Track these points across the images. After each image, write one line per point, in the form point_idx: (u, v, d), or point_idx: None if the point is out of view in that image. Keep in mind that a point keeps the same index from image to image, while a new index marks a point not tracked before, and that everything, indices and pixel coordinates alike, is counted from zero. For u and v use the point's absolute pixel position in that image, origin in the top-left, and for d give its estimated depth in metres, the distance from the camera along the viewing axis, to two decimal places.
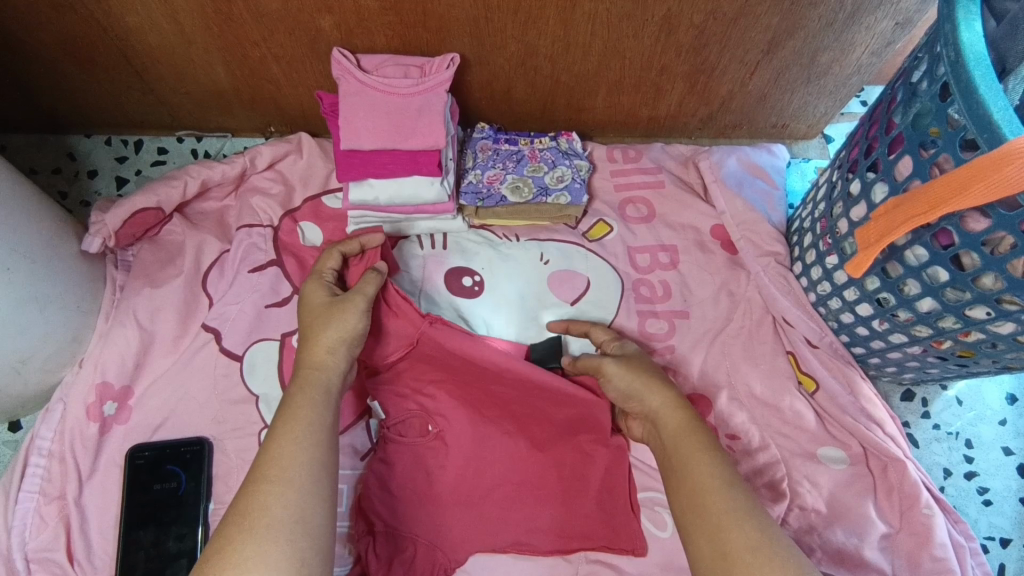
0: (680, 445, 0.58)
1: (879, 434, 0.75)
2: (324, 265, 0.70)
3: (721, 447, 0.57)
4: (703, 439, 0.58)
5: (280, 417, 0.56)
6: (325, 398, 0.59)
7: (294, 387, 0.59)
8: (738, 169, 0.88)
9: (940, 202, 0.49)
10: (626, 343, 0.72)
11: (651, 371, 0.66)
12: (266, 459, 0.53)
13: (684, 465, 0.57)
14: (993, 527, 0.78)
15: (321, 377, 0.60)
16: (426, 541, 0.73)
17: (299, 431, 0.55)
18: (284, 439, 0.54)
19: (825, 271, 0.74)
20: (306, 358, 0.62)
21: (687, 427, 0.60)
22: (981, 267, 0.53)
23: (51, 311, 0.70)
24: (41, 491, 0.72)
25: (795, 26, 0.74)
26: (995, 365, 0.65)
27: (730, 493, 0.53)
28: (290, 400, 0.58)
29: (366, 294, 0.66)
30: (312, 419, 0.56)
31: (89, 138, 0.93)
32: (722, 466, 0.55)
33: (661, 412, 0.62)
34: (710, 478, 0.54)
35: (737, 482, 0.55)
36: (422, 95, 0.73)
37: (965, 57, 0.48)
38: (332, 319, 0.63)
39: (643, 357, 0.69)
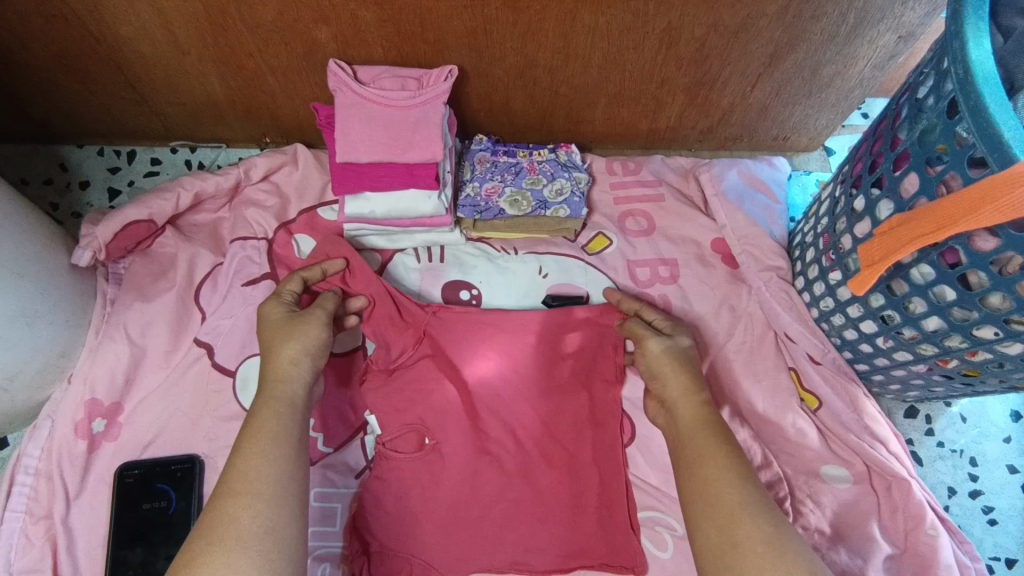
0: (699, 440, 0.59)
1: (882, 452, 0.74)
2: (284, 287, 0.71)
3: (737, 444, 0.59)
4: (719, 435, 0.59)
5: (250, 426, 0.56)
6: (290, 409, 0.58)
7: (258, 403, 0.58)
8: (739, 182, 0.87)
9: (947, 221, 0.47)
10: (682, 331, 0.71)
11: (685, 370, 0.65)
12: (233, 474, 0.52)
13: (699, 461, 0.57)
14: (998, 547, 0.76)
15: (284, 389, 0.59)
16: (421, 561, 0.71)
17: (264, 442, 0.54)
18: (251, 453, 0.53)
19: (828, 286, 0.73)
20: (273, 374, 0.61)
21: (702, 419, 0.61)
22: (989, 287, 0.52)
23: (39, 326, 0.68)
24: (28, 510, 0.70)
25: (796, 39, 0.73)
26: (1002, 384, 0.63)
27: (743, 487, 0.54)
28: (256, 411, 0.57)
29: (325, 308, 0.68)
30: (276, 430, 0.56)
31: (80, 148, 0.91)
32: (735, 462, 0.56)
33: (678, 402, 0.64)
34: (721, 471, 0.56)
35: (749, 476, 0.55)
36: (420, 107, 0.72)
37: (973, 75, 0.47)
38: (294, 332, 0.63)
39: (691, 355, 0.68)
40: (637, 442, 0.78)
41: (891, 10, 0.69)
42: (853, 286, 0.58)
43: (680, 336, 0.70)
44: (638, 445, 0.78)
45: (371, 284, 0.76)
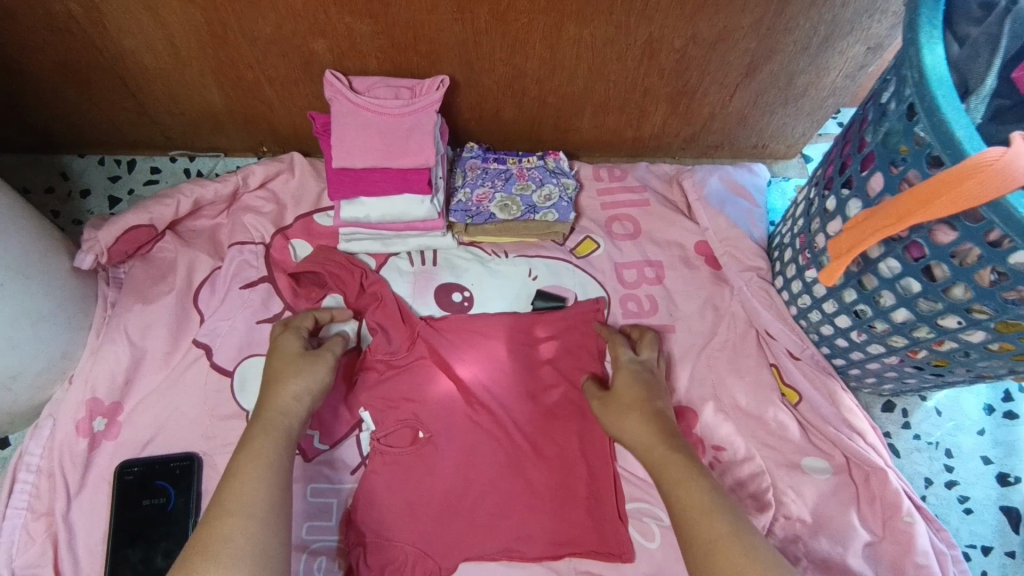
0: (671, 462, 0.62)
1: (860, 443, 0.77)
2: (298, 323, 0.74)
3: (705, 468, 0.61)
4: (689, 462, 0.61)
5: (244, 443, 0.59)
6: (282, 428, 0.62)
7: (251, 431, 0.61)
8: (721, 187, 0.91)
9: (907, 215, 0.50)
10: (630, 370, 0.73)
11: (638, 405, 0.69)
12: (227, 493, 0.55)
13: (674, 485, 0.60)
14: (975, 536, 0.79)
15: (281, 420, 0.62)
16: (418, 549, 0.74)
17: (259, 460, 0.58)
18: (249, 470, 0.57)
19: (805, 285, 0.77)
20: (269, 403, 0.64)
21: (673, 448, 0.63)
22: (951, 279, 0.54)
23: (42, 327, 0.70)
24: (29, 507, 0.72)
25: (771, 50, 0.77)
26: (969, 374, 0.66)
27: (722, 516, 0.56)
28: (250, 430, 0.61)
29: (334, 352, 0.71)
30: (271, 447, 0.59)
31: (81, 158, 0.93)
32: (712, 488, 0.59)
33: (639, 441, 0.66)
34: (700, 499, 0.58)
35: (727, 502, 0.58)
36: (413, 115, 0.75)
37: (928, 79, 0.50)
38: (302, 369, 0.67)
39: (642, 395, 0.70)
40: None
41: (859, 23, 0.73)
42: (825, 277, 0.60)
43: (625, 374, 0.73)
44: None
45: (382, 289, 0.83)
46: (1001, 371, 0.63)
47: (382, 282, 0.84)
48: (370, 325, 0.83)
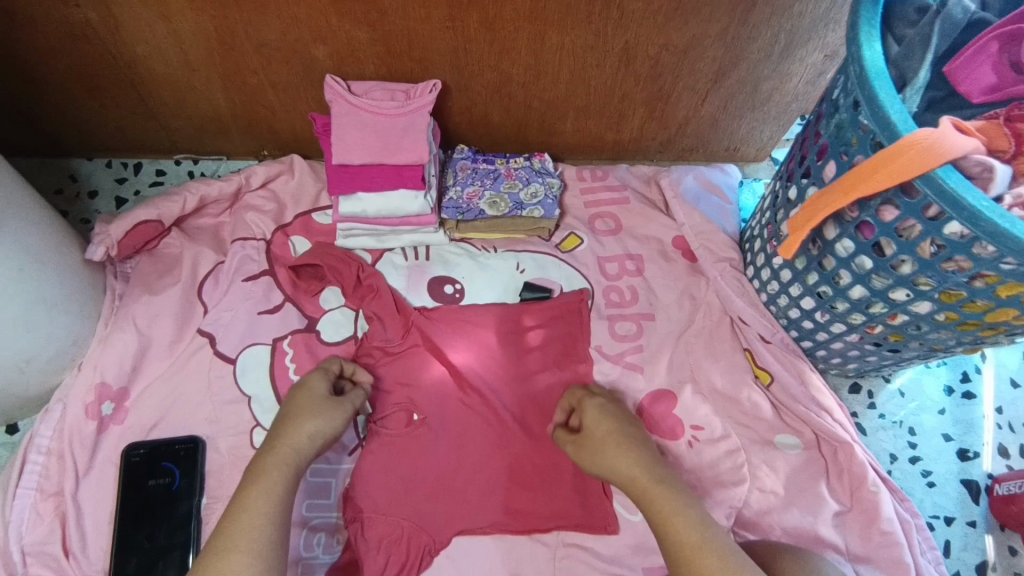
0: (656, 496, 0.66)
1: (828, 419, 0.82)
2: (330, 364, 0.79)
3: (692, 502, 0.66)
4: (675, 496, 0.65)
5: (248, 486, 0.63)
6: (284, 469, 0.65)
7: (259, 466, 0.65)
8: (695, 186, 0.97)
9: (852, 189, 0.55)
10: (598, 412, 0.76)
11: (612, 441, 0.71)
12: (235, 527, 0.60)
13: (662, 522, 0.64)
14: (938, 507, 0.84)
15: (291, 455, 0.67)
16: (412, 524, 0.78)
17: (264, 503, 0.62)
18: (254, 511, 0.61)
19: (774, 272, 0.82)
20: (283, 438, 0.68)
21: (656, 481, 0.67)
22: (898, 253, 0.60)
23: (56, 314, 0.74)
24: (38, 488, 0.75)
25: (737, 58, 0.83)
26: (922, 348, 0.71)
27: (707, 551, 0.61)
28: (251, 472, 0.65)
29: (354, 404, 0.76)
30: (274, 490, 0.63)
31: (89, 161, 0.98)
32: (697, 523, 0.63)
33: (618, 473, 0.69)
34: (688, 534, 0.62)
35: (713, 535, 0.62)
36: (408, 115, 0.80)
37: (868, 71, 0.56)
38: (322, 413, 0.71)
39: (615, 430, 0.73)
40: None
41: (816, 31, 0.80)
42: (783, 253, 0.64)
43: (591, 415, 0.76)
44: None
45: (379, 282, 0.88)
46: (951, 343, 0.68)
47: (378, 276, 0.88)
48: (368, 315, 0.88)
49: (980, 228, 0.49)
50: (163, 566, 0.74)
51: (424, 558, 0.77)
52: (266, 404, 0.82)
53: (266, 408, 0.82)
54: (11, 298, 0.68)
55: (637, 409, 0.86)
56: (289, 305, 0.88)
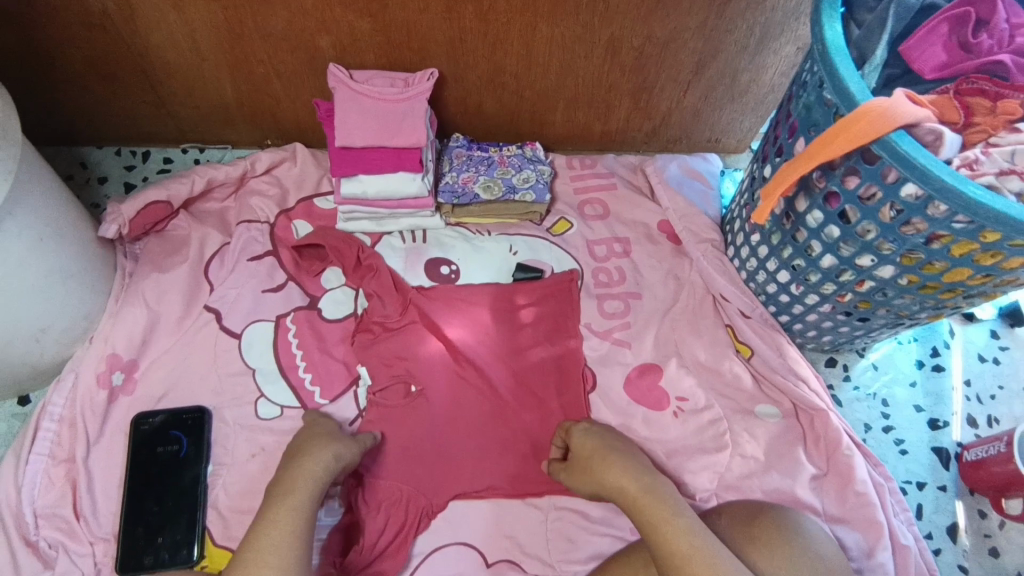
0: (645, 505, 0.70)
1: (805, 389, 0.86)
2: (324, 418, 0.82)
3: (682, 505, 0.69)
4: (667, 502, 0.69)
5: (273, 506, 0.68)
6: (309, 489, 0.70)
7: (284, 485, 0.70)
8: (679, 173, 1.02)
9: (816, 155, 0.59)
10: (587, 434, 0.80)
11: (607, 457, 0.76)
12: (263, 543, 0.65)
13: (655, 527, 0.68)
14: (910, 473, 0.89)
15: (314, 474, 0.71)
16: (411, 488, 0.82)
17: (292, 521, 0.67)
18: (280, 528, 0.66)
19: (752, 250, 0.87)
20: (305, 461, 0.72)
21: (649, 490, 0.71)
22: (861, 219, 0.65)
23: (71, 286, 0.78)
24: (51, 454, 0.79)
25: (716, 49, 0.89)
26: (889, 315, 0.76)
27: (701, 550, 0.65)
28: (275, 493, 0.69)
29: (365, 441, 0.80)
30: (301, 508, 0.68)
31: (99, 149, 1.02)
32: (690, 525, 0.67)
33: (614, 485, 0.73)
34: (683, 536, 0.66)
35: (704, 534, 0.66)
36: (406, 101, 0.85)
37: (829, 50, 0.61)
38: (337, 442, 0.76)
39: (606, 447, 0.77)
40: (599, 390, 0.90)
41: (788, 25, 0.85)
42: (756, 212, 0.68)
43: (577, 440, 0.80)
44: (600, 393, 0.89)
45: (380, 264, 0.91)
46: (914, 309, 0.73)
47: (377, 258, 0.91)
48: (367, 292, 0.91)
49: (932, 186, 0.54)
50: (170, 529, 0.76)
51: (423, 521, 0.81)
52: (270, 376, 0.86)
53: (270, 380, 0.86)
54: (31, 267, 0.72)
55: (625, 382, 0.90)
56: (292, 284, 0.92)
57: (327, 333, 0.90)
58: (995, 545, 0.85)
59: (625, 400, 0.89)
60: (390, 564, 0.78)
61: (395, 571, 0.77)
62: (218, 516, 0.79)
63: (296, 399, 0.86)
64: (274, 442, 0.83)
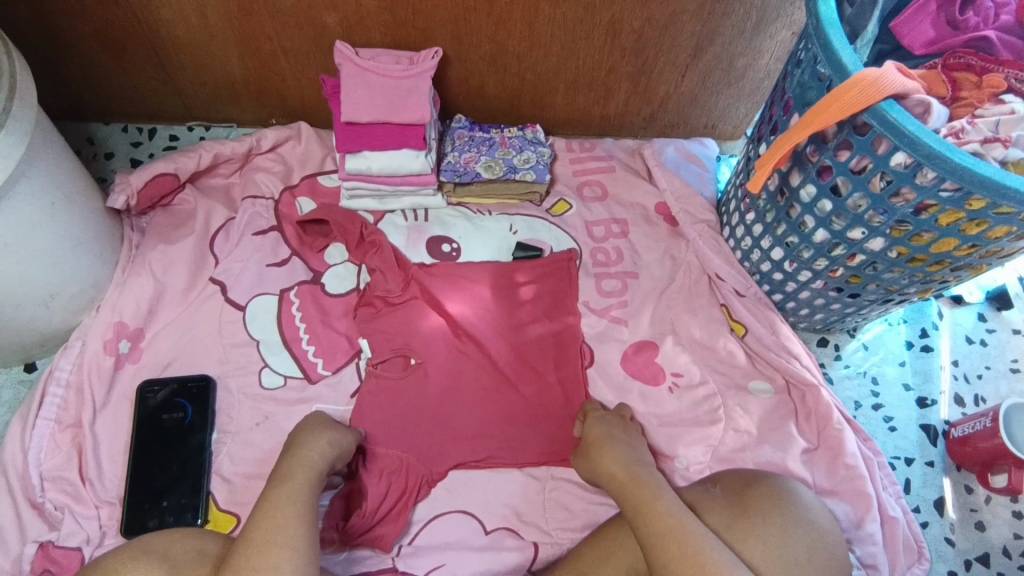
0: (630, 489, 0.72)
1: (797, 365, 0.88)
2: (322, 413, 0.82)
3: (664, 486, 0.71)
4: (650, 483, 0.71)
5: (272, 490, 0.65)
6: (309, 471, 0.68)
7: (283, 471, 0.68)
8: (676, 156, 1.05)
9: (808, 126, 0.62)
10: (599, 421, 0.82)
11: (609, 444, 0.78)
12: (267, 524, 0.62)
13: (638, 507, 0.69)
14: (899, 449, 0.91)
15: (312, 458, 0.70)
16: (411, 458, 0.83)
17: (293, 501, 0.65)
18: (284, 509, 0.64)
19: (747, 228, 0.90)
20: (301, 447, 0.71)
21: (636, 476, 0.73)
22: (852, 191, 0.67)
23: (79, 253, 0.80)
24: (57, 418, 0.80)
25: (714, 33, 0.91)
26: (879, 290, 0.78)
27: (683, 525, 0.66)
28: (274, 478, 0.67)
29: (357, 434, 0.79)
30: (301, 489, 0.66)
31: (106, 126, 1.04)
32: (673, 503, 0.68)
33: (610, 468, 0.75)
34: (665, 511, 0.67)
35: (682, 510, 0.68)
36: (411, 78, 0.87)
37: (823, 24, 0.64)
38: (331, 429, 0.75)
39: (610, 436, 0.79)
40: (596, 366, 0.91)
41: (784, 9, 0.88)
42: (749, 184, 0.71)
43: (592, 427, 0.81)
44: (597, 368, 0.91)
45: (382, 240, 0.93)
46: (904, 283, 0.75)
47: (379, 235, 0.93)
48: (369, 267, 0.93)
49: (920, 152, 0.58)
50: (174, 493, 0.78)
51: (423, 489, 0.83)
52: (274, 347, 0.88)
53: (274, 351, 0.87)
54: (40, 231, 0.73)
55: (622, 358, 0.92)
56: (296, 259, 0.93)
57: (329, 307, 0.91)
58: (981, 519, 0.87)
59: (622, 376, 0.91)
60: (390, 529, 0.79)
61: (394, 535, 0.79)
62: (222, 482, 0.80)
63: (299, 369, 0.87)
64: (277, 410, 0.84)
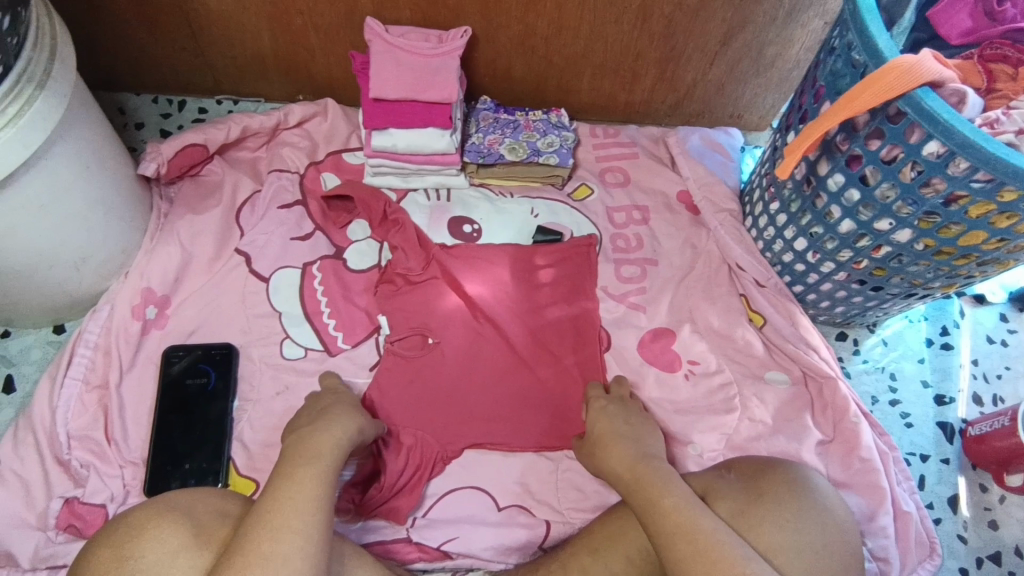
0: (639, 484, 0.69)
1: (815, 357, 0.88)
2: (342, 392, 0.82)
3: (674, 476, 0.69)
4: (658, 475, 0.69)
5: (295, 457, 0.65)
6: (332, 441, 0.69)
7: (308, 441, 0.68)
8: (700, 145, 1.04)
9: (841, 110, 0.62)
10: (600, 415, 0.80)
11: (614, 438, 0.76)
12: (289, 484, 0.62)
13: (648, 501, 0.67)
14: (914, 445, 0.91)
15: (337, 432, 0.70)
16: (427, 434, 0.84)
17: (315, 467, 0.65)
18: (307, 472, 0.64)
19: (771, 217, 0.89)
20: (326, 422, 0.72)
21: (643, 468, 0.71)
22: (881, 180, 0.67)
23: (111, 218, 0.81)
24: (84, 379, 0.82)
25: (745, 20, 0.91)
26: (903, 283, 0.78)
27: (697, 517, 0.64)
28: (295, 450, 0.67)
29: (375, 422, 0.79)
30: (323, 456, 0.66)
31: (137, 96, 1.05)
32: (684, 492, 0.67)
33: (617, 464, 0.73)
34: (676, 504, 0.65)
35: (692, 501, 0.66)
36: (440, 57, 0.88)
37: (861, 9, 0.64)
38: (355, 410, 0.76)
39: (618, 431, 0.77)
40: (614, 351, 0.92)
41: None
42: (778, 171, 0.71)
43: (597, 420, 0.80)
44: (614, 353, 0.92)
45: (404, 221, 0.93)
46: (929, 277, 0.75)
47: (402, 215, 0.93)
48: (391, 245, 0.93)
49: (953, 141, 0.58)
50: (195, 457, 0.79)
51: (438, 465, 0.84)
52: (295, 320, 0.89)
53: (296, 323, 0.89)
54: (75, 193, 0.75)
55: (639, 344, 0.92)
56: (319, 234, 0.94)
57: (351, 282, 0.92)
58: (994, 518, 0.87)
59: (638, 361, 0.91)
60: (404, 502, 0.80)
61: (407, 508, 0.80)
62: (242, 449, 0.81)
63: (319, 342, 0.88)
64: (297, 381, 0.86)
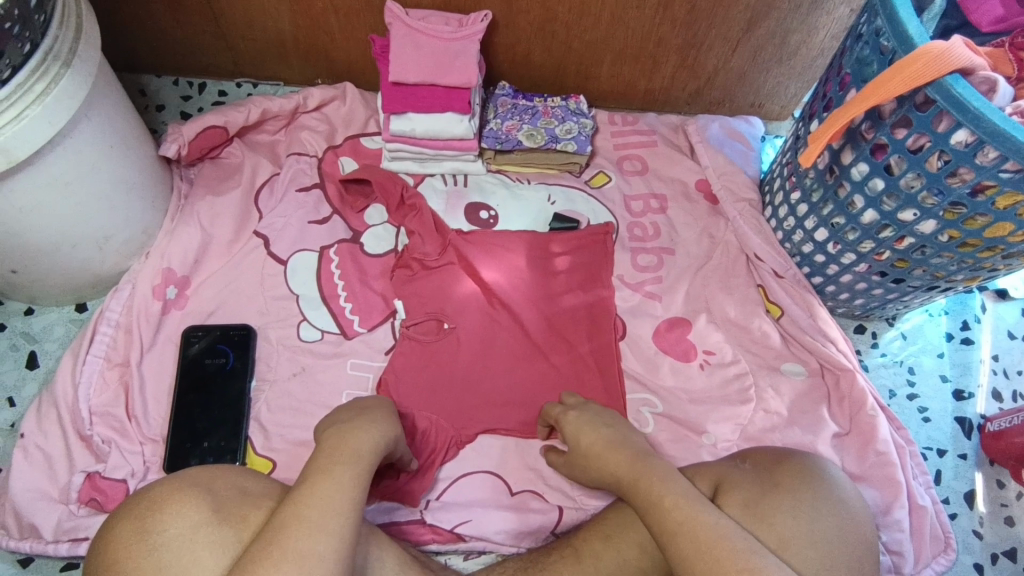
0: (638, 485, 0.67)
1: (832, 349, 0.87)
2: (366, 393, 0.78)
3: (672, 471, 0.67)
4: (656, 472, 0.67)
5: (329, 444, 0.62)
6: (368, 432, 0.65)
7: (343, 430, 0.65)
8: (720, 133, 1.03)
9: (868, 97, 0.61)
10: (574, 424, 0.78)
11: (600, 445, 0.73)
12: (324, 471, 0.59)
13: (649, 501, 0.65)
14: (932, 440, 0.90)
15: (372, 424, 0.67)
16: (442, 417, 0.85)
17: (351, 455, 0.61)
18: (342, 460, 0.60)
19: (791, 207, 0.88)
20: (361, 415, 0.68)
21: (638, 469, 0.68)
22: (907, 169, 0.66)
23: (133, 198, 0.82)
24: (106, 356, 0.84)
25: (769, 6, 0.89)
26: (925, 276, 0.77)
27: (701, 515, 0.61)
28: (327, 439, 0.63)
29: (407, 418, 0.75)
30: (359, 446, 0.63)
31: (158, 78, 1.06)
32: (684, 489, 0.64)
33: (609, 470, 0.71)
34: (677, 501, 0.63)
35: (691, 496, 0.63)
36: (460, 41, 0.87)
37: None
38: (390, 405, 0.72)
39: (602, 438, 0.75)
40: (629, 339, 0.92)
41: None
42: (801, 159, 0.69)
43: (573, 430, 0.77)
44: (629, 341, 0.91)
45: (422, 207, 0.93)
46: (952, 269, 0.74)
47: (419, 200, 0.93)
48: (408, 230, 0.93)
49: (983, 129, 0.57)
50: (213, 435, 0.81)
51: (453, 449, 0.84)
52: (313, 303, 0.90)
53: (313, 306, 0.89)
54: (98, 173, 0.76)
55: (654, 333, 0.92)
56: (337, 218, 0.95)
57: (368, 266, 0.93)
58: (1011, 515, 0.86)
59: (653, 350, 0.91)
60: (419, 484, 0.81)
61: (421, 491, 0.81)
62: (260, 428, 0.82)
63: (335, 325, 0.89)
64: (314, 363, 0.87)
